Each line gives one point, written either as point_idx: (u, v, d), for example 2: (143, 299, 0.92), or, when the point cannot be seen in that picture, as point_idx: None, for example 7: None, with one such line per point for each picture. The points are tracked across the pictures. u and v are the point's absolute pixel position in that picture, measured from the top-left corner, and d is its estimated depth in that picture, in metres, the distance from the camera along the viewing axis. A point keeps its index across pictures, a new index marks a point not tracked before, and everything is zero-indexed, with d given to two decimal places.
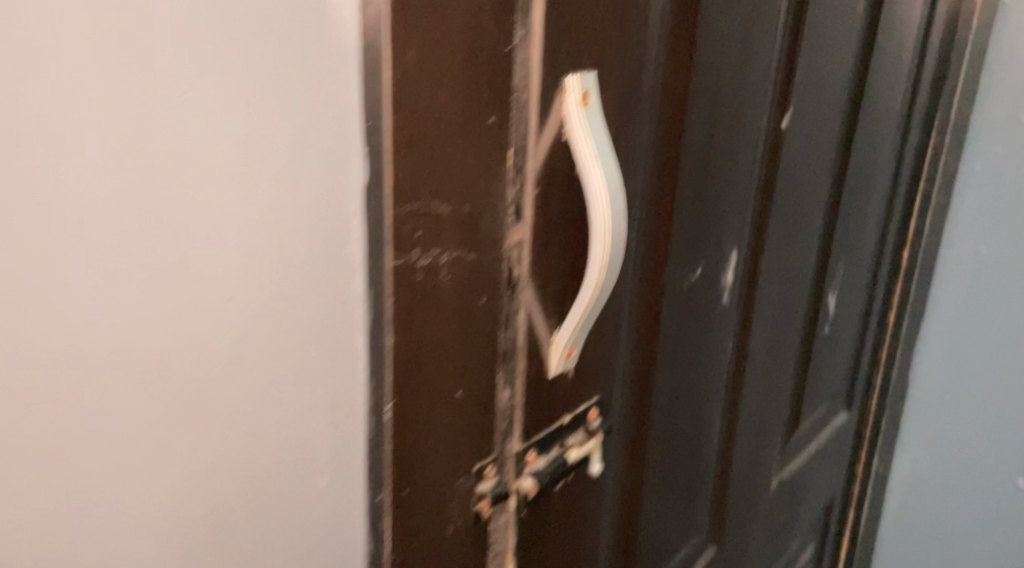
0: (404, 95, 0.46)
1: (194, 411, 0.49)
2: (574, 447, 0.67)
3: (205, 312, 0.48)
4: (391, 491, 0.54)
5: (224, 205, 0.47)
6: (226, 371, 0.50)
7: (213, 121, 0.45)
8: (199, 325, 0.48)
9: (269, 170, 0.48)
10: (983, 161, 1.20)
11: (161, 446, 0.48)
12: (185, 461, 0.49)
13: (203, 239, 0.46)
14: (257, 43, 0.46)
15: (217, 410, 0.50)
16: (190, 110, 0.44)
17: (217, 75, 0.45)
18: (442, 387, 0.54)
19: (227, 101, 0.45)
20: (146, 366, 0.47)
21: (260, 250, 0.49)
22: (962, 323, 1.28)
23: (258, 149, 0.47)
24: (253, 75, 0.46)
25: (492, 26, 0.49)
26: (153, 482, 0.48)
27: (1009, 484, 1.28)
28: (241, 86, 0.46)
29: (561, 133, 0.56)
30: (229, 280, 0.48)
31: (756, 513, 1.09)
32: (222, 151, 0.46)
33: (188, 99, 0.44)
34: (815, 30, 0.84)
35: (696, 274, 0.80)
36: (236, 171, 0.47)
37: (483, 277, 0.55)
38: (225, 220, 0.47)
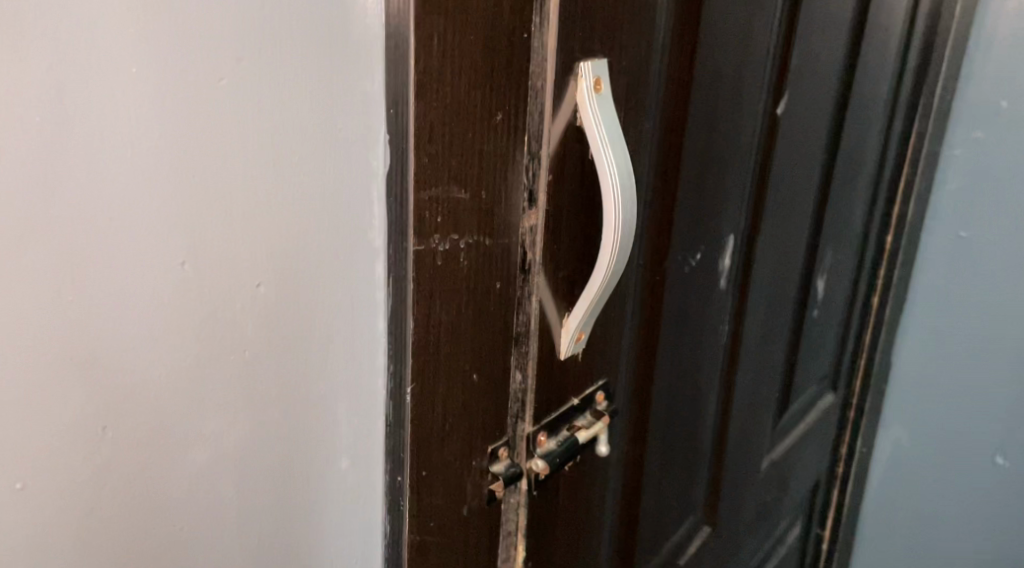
0: (429, 90, 0.47)
1: (225, 394, 0.49)
2: (583, 428, 0.68)
3: (234, 296, 0.48)
4: (411, 473, 0.55)
5: (257, 190, 0.47)
6: (249, 364, 0.50)
7: (249, 108, 0.46)
8: (228, 308, 0.48)
9: (293, 166, 0.49)
10: (964, 146, 1.22)
11: (197, 427, 0.49)
12: (217, 443, 0.50)
13: (236, 224, 0.47)
14: (289, 40, 0.47)
15: (241, 403, 0.50)
16: (225, 97, 0.45)
17: (254, 62, 0.46)
18: (461, 369, 0.55)
19: (262, 89, 0.46)
20: (183, 348, 0.47)
21: (285, 245, 0.49)
22: (943, 310, 1.30)
23: (291, 136, 0.48)
24: (282, 72, 0.47)
25: (509, 21, 0.50)
26: (189, 462, 0.49)
27: (988, 462, 1.31)
28: (275, 73, 0.47)
29: (573, 119, 0.57)
30: (259, 265, 0.49)
31: (747, 495, 1.11)
32: (256, 138, 0.47)
33: (222, 92, 0.45)
34: (810, 20, 0.85)
35: (695, 259, 0.81)
36: (270, 158, 0.47)
37: (499, 262, 0.56)
38: (257, 206, 0.48)
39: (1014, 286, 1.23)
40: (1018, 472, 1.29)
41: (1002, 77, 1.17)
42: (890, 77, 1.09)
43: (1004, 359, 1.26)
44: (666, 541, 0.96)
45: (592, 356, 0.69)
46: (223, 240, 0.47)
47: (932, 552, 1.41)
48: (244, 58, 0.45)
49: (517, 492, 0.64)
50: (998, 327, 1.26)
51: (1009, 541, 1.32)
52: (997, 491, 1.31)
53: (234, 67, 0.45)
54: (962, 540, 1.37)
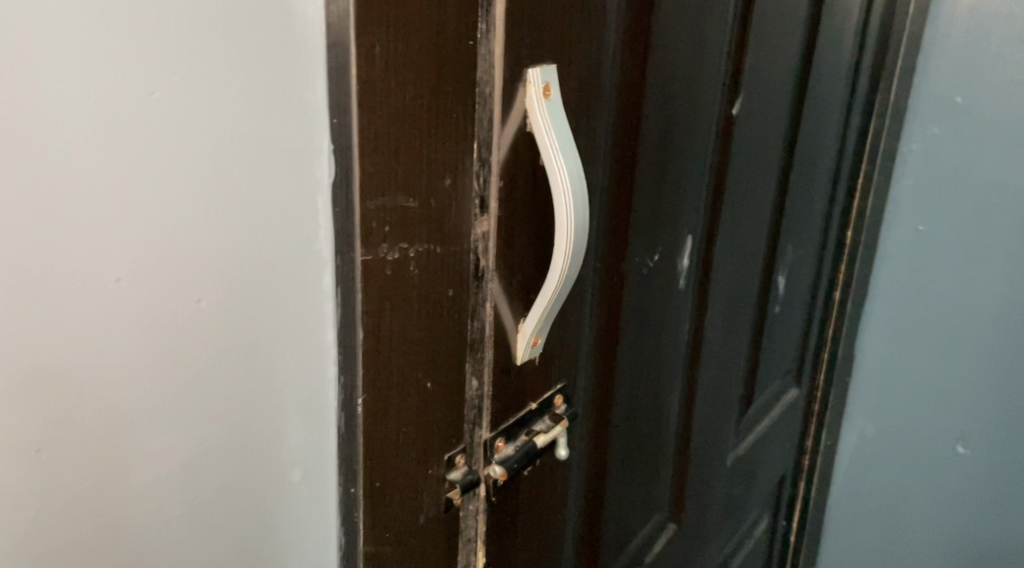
0: (373, 96, 0.47)
1: (168, 411, 0.49)
2: (542, 432, 0.68)
3: (176, 310, 0.48)
4: (364, 485, 0.55)
5: (197, 205, 0.47)
6: (192, 382, 0.49)
7: (184, 121, 0.45)
8: (171, 324, 0.48)
9: (232, 177, 0.48)
10: (920, 142, 1.23)
11: (142, 444, 0.48)
12: (163, 459, 0.49)
13: (175, 238, 0.46)
14: (227, 48, 0.46)
15: (184, 420, 0.49)
16: (158, 109, 0.44)
17: (188, 73, 0.45)
18: (414, 379, 0.55)
19: (198, 100, 0.45)
20: (122, 366, 0.46)
21: (224, 257, 0.49)
22: (903, 304, 1.32)
23: (231, 148, 0.47)
24: (219, 80, 0.46)
25: (454, 31, 0.50)
26: (134, 479, 0.49)
27: (950, 452, 1.33)
28: (212, 85, 0.46)
29: (524, 125, 0.56)
30: (200, 279, 0.48)
31: (713, 490, 1.12)
32: (190, 149, 0.46)
33: (156, 100, 0.44)
34: (763, 22, 0.86)
35: (654, 260, 0.81)
36: (209, 172, 0.47)
37: (451, 269, 0.55)
38: (196, 219, 0.47)
39: (972, 278, 1.25)
40: (980, 461, 1.30)
41: (957, 72, 1.18)
42: (845, 76, 1.10)
43: (965, 350, 1.28)
44: (632, 540, 0.96)
45: (550, 359, 0.69)
46: (162, 255, 0.46)
47: (898, 542, 1.43)
48: (177, 69, 0.44)
49: (475, 499, 0.64)
50: (957, 319, 1.28)
51: (973, 528, 1.34)
52: (960, 480, 1.33)
53: (166, 79, 0.44)
54: (929, 530, 1.39)
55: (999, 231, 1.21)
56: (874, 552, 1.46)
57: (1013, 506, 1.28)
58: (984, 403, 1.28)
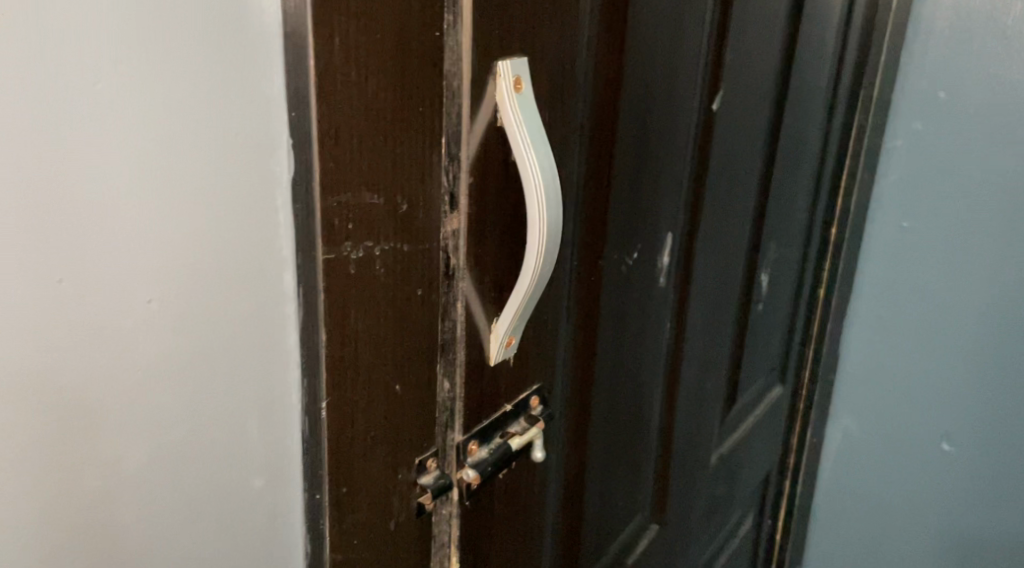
0: (331, 88, 0.45)
1: (119, 417, 0.47)
2: (517, 435, 0.67)
3: (125, 313, 0.46)
4: (330, 490, 0.53)
5: (146, 202, 0.45)
6: (143, 386, 0.47)
7: (132, 114, 0.43)
8: (120, 327, 0.46)
9: (182, 174, 0.46)
10: (905, 138, 1.22)
11: (91, 452, 0.46)
12: (114, 468, 0.48)
13: (124, 237, 0.45)
14: (175, 39, 0.44)
15: (136, 425, 0.48)
16: (101, 102, 0.42)
17: (134, 64, 0.43)
18: (382, 381, 0.53)
19: (147, 93, 0.44)
20: (69, 372, 0.45)
21: (175, 256, 0.47)
22: (888, 301, 1.31)
23: (180, 143, 0.45)
24: (167, 72, 0.44)
25: (418, 21, 0.48)
26: (83, 489, 0.47)
27: (935, 449, 1.32)
28: (161, 77, 0.44)
29: (494, 119, 0.55)
30: (151, 281, 0.46)
31: (696, 490, 1.11)
32: (136, 144, 0.44)
33: (98, 93, 0.42)
34: (743, 17, 0.85)
35: (633, 257, 0.80)
36: (159, 167, 0.45)
37: (420, 268, 0.54)
38: (146, 217, 0.45)
39: (956, 274, 1.24)
40: (965, 458, 1.30)
41: (941, 67, 1.18)
42: (828, 71, 1.09)
43: (949, 346, 1.27)
44: (613, 541, 0.95)
45: (525, 359, 0.67)
46: (110, 254, 0.44)
47: (883, 540, 1.42)
48: (121, 60, 0.43)
49: (449, 503, 0.62)
50: (941, 316, 1.27)
51: (958, 524, 1.33)
52: (945, 478, 1.33)
53: (111, 69, 0.42)
54: (915, 528, 1.38)
55: (984, 226, 1.20)
56: (859, 550, 1.45)
57: (998, 502, 1.28)
58: (969, 399, 1.27)
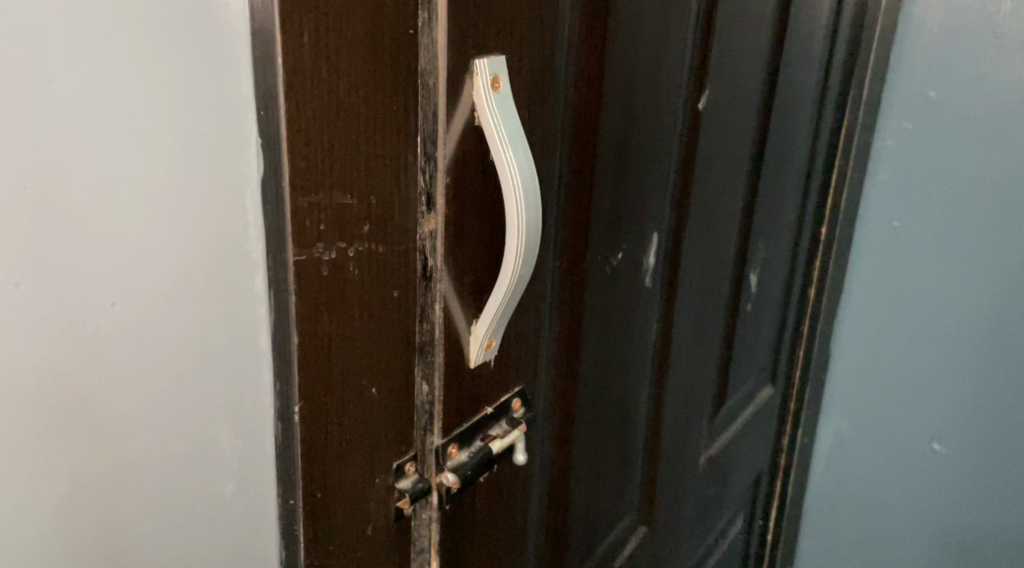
0: (301, 87, 0.44)
1: (82, 422, 0.46)
2: (498, 438, 0.66)
3: (89, 315, 0.45)
4: (304, 496, 0.52)
5: (109, 203, 0.44)
6: (108, 389, 0.47)
7: (91, 113, 0.43)
8: (82, 331, 0.45)
9: (147, 174, 0.45)
10: (896, 137, 1.22)
11: (52, 461, 0.46)
12: (78, 476, 0.47)
13: (84, 240, 0.44)
14: (138, 36, 0.43)
15: (101, 429, 0.47)
16: (59, 100, 0.42)
17: (93, 63, 0.42)
18: (357, 384, 0.53)
19: (107, 92, 0.43)
20: (28, 378, 0.44)
21: (140, 258, 0.46)
22: (879, 301, 1.31)
23: (144, 142, 0.45)
24: (130, 70, 0.43)
25: (392, 20, 0.48)
26: (45, 498, 0.46)
27: (926, 449, 1.32)
28: (122, 76, 0.43)
29: (472, 119, 0.54)
30: (115, 283, 0.45)
31: (685, 491, 1.10)
32: (98, 143, 0.43)
33: (57, 90, 0.41)
34: (729, 16, 0.84)
35: (618, 258, 0.79)
36: (121, 168, 0.44)
37: (396, 270, 0.53)
38: (109, 219, 0.44)
39: (946, 274, 1.23)
40: (955, 458, 1.29)
41: (930, 66, 1.17)
42: (817, 70, 1.09)
43: (940, 347, 1.26)
44: (600, 544, 0.94)
45: (507, 361, 0.66)
46: (72, 257, 0.44)
47: (874, 540, 1.42)
48: (82, 58, 0.42)
49: (428, 508, 0.62)
50: (931, 316, 1.26)
51: (949, 525, 1.33)
52: (936, 478, 1.32)
53: (68, 67, 0.41)
54: (906, 528, 1.38)
55: (974, 226, 1.19)
56: (851, 550, 1.45)
57: (989, 503, 1.27)
58: (960, 399, 1.26)
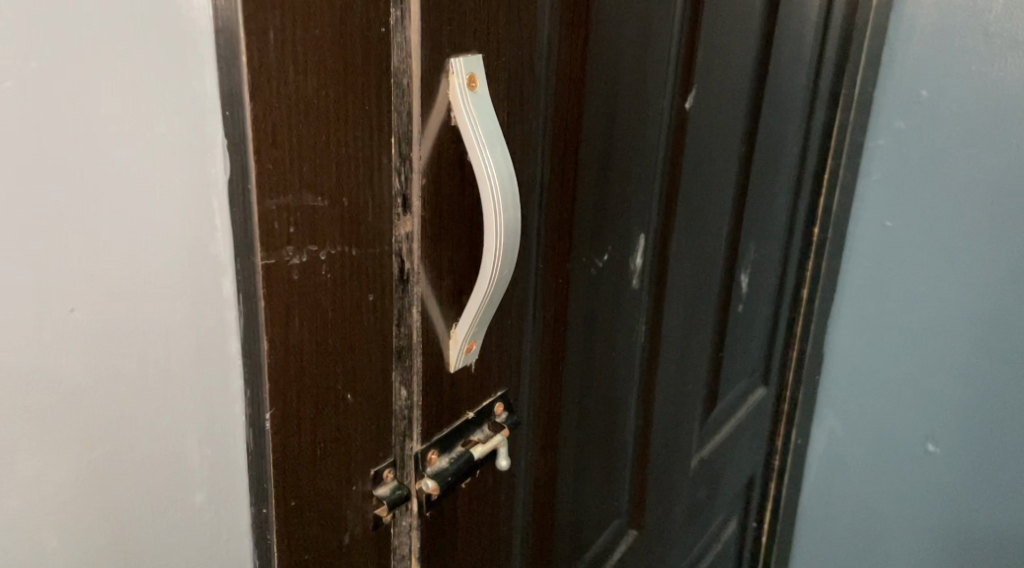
0: (263, 87, 0.43)
1: (38, 431, 0.45)
2: (480, 443, 0.65)
3: (43, 321, 0.44)
4: (277, 504, 0.51)
5: (65, 208, 0.43)
6: (67, 396, 0.46)
7: (46, 113, 0.42)
8: (38, 337, 0.44)
9: (104, 175, 0.44)
10: (888, 136, 1.21)
11: (13, 468, 0.45)
12: (36, 486, 0.46)
13: (40, 244, 0.43)
14: (92, 36, 0.42)
15: (61, 435, 0.46)
16: (10, 99, 0.41)
17: (46, 62, 0.41)
18: (331, 388, 0.52)
19: (61, 92, 0.42)
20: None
21: (98, 261, 0.45)
22: (870, 301, 1.30)
23: (101, 142, 0.43)
24: (84, 69, 0.42)
25: (361, 19, 0.47)
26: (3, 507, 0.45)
27: (920, 450, 1.31)
28: (76, 75, 0.42)
29: (448, 119, 0.53)
30: (71, 289, 0.44)
31: (676, 494, 1.09)
32: (50, 144, 0.42)
33: (9, 91, 0.40)
34: (715, 15, 0.83)
35: (603, 260, 0.78)
36: (76, 170, 0.43)
37: (371, 273, 0.52)
38: (65, 224, 0.43)
39: (940, 274, 1.22)
40: (950, 459, 1.28)
41: (922, 65, 1.16)
42: (807, 70, 1.08)
43: (933, 346, 1.25)
44: (589, 547, 0.93)
45: (489, 365, 0.65)
46: (25, 262, 0.43)
47: (868, 542, 1.41)
48: (33, 57, 0.41)
49: (408, 515, 0.61)
50: (924, 316, 1.25)
51: (945, 525, 1.32)
52: (930, 479, 1.31)
53: (21, 66, 0.41)
54: (900, 530, 1.37)
55: (968, 224, 1.18)
56: (846, 552, 1.44)
57: (984, 504, 1.27)
58: (955, 400, 1.25)
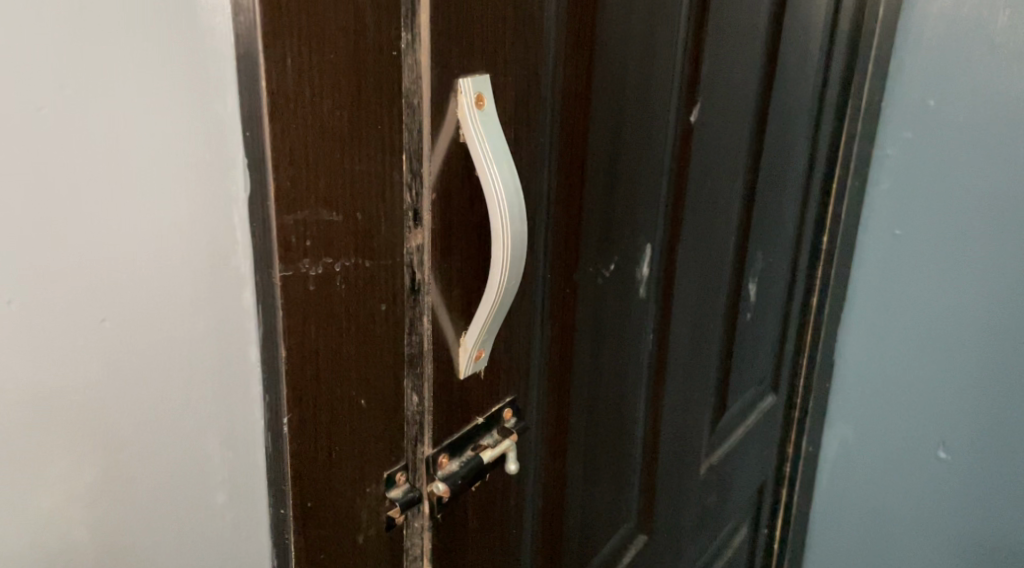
0: (281, 111, 0.46)
1: (65, 434, 0.48)
2: (489, 447, 0.67)
3: (78, 329, 0.47)
4: (294, 506, 0.53)
5: (94, 222, 0.46)
6: (96, 400, 0.48)
7: (79, 134, 0.44)
8: (60, 343, 0.46)
9: (132, 191, 0.47)
10: (895, 146, 1.23)
11: (47, 466, 0.47)
12: (69, 483, 0.48)
13: (72, 256, 0.45)
14: (123, 62, 0.45)
15: (91, 437, 0.49)
16: (47, 121, 0.43)
17: (80, 86, 0.44)
18: (346, 393, 0.54)
19: (94, 114, 0.45)
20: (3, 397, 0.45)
21: (126, 273, 0.47)
22: (879, 309, 1.31)
23: (129, 160, 0.46)
24: (114, 92, 0.45)
25: (373, 43, 0.49)
26: (38, 502, 0.48)
27: (932, 457, 1.32)
28: (107, 97, 0.45)
29: (457, 136, 0.56)
30: (102, 299, 0.47)
31: (686, 499, 1.11)
32: (83, 162, 0.45)
33: (46, 115, 0.43)
34: (719, 30, 0.85)
35: (610, 270, 0.80)
36: (106, 187, 0.46)
37: (383, 284, 0.54)
38: (94, 238, 0.46)
39: (949, 282, 1.23)
40: (961, 466, 1.29)
41: (928, 76, 1.18)
42: (813, 80, 1.09)
43: (944, 354, 1.26)
44: (599, 551, 0.95)
45: (497, 372, 0.67)
46: (53, 274, 0.45)
47: (879, 549, 1.42)
48: (68, 83, 0.44)
49: (420, 517, 0.63)
50: (935, 324, 1.26)
51: (954, 532, 1.33)
52: (941, 487, 1.32)
53: (57, 92, 0.43)
54: (911, 537, 1.38)
55: (977, 232, 1.19)
56: (856, 558, 1.45)
57: (995, 511, 1.27)
58: (966, 407, 1.26)
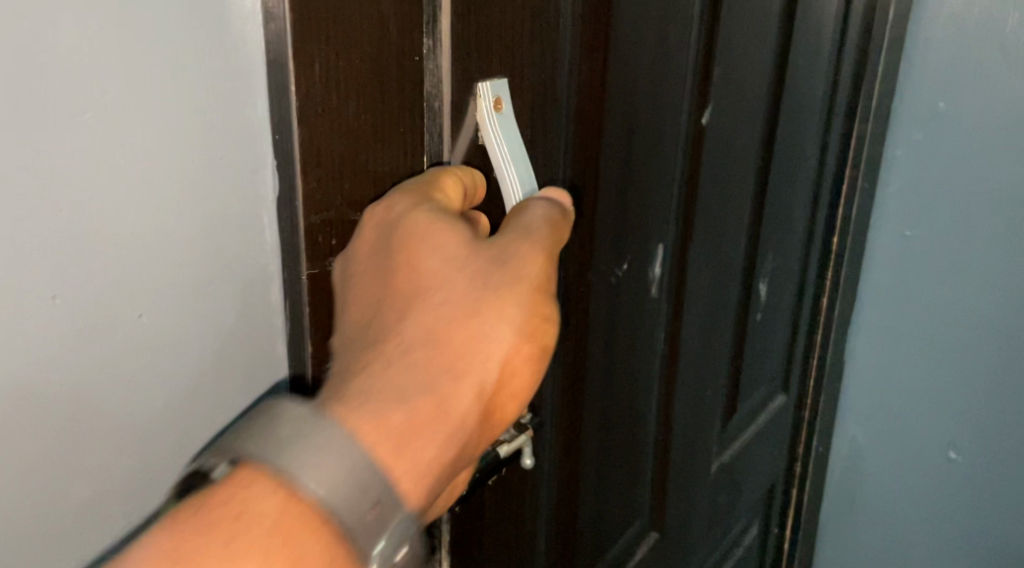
0: (308, 117, 0.48)
1: (102, 424, 0.50)
2: (506, 442, 0.68)
3: (116, 325, 0.49)
4: None
5: (132, 222, 0.48)
6: (132, 392, 0.50)
7: (119, 138, 0.46)
8: (99, 338, 0.48)
9: (167, 192, 0.49)
10: (904, 147, 1.24)
11: (84, 454, 0.49)
12: (105, 471, 0.50)
13: (111, 255, 0.47)
14: (161, 68, 0.47)
15: (126, 426, 0.51)
16: (89, 126, 0.45)
17: (120, 92, 0.46)
18: None
19: (133, 119, 0.47)
20: (37, 392, 0.47)
21: (161, 270, 0.50)
22: (888, 309, 1.32)
23: (166, 162, 0.48)
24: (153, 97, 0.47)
25: (395, 48, 0.51)
26: (75, 489, 0.50)
27: (941, 457, 1.33)
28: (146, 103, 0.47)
29: (475, 139, 0.57)
30: (139, 297, 0.49)
31: (697, 496, 1.12)
32: (122, 165, 0.47)
33: (89, 120, 0.45)
34: (730, 31, 0.86)
35: (622, 270, 0.82)
36: (144, 188, 0.48)
37: None
38: (132, 237, 0.48)
39: (958, 283, 1.25)
40: (970, 466, 1.30)
41: (937, 78, 1.19)
42: (824, 82, 1.10)
43: (953, 355, 1.28)
44: (610, 547, 0.97)
45: None
46: (93, 271, 0.47)
47: (888, 548, 1.43)
48: (110, 89, 0.45)
49: None
50: (944, 325, 1.28)
51: (963, 531, 1.34)
52: (950, 486, 1.33)
53: (99, 97, 0.45)
54: (920, 536, 1.39)
55: (986, 235, 1.20)
56: (865, 557, 1.46)
57: (1004, 511, 1.29)
58: (976, 407, 1.28)
